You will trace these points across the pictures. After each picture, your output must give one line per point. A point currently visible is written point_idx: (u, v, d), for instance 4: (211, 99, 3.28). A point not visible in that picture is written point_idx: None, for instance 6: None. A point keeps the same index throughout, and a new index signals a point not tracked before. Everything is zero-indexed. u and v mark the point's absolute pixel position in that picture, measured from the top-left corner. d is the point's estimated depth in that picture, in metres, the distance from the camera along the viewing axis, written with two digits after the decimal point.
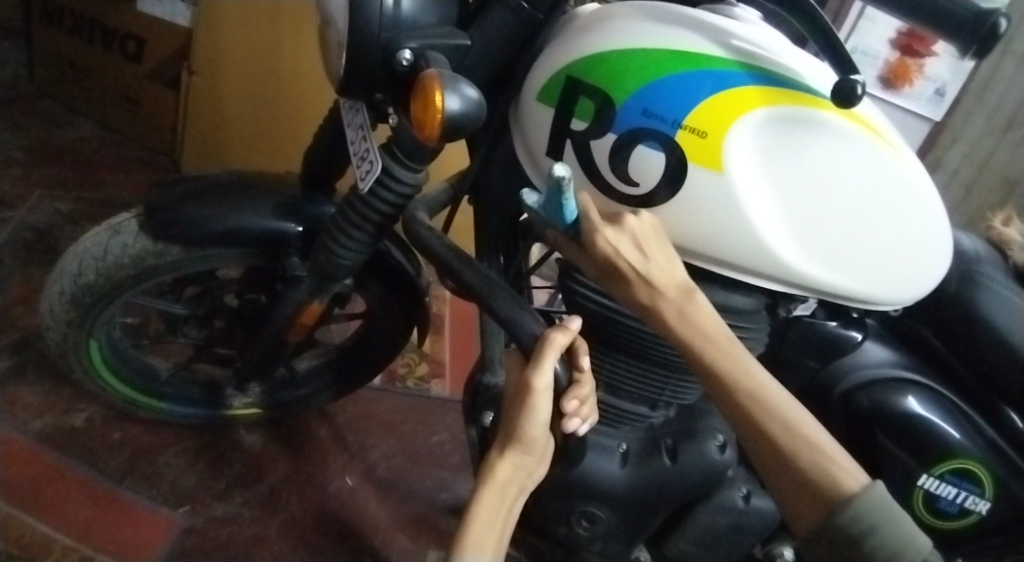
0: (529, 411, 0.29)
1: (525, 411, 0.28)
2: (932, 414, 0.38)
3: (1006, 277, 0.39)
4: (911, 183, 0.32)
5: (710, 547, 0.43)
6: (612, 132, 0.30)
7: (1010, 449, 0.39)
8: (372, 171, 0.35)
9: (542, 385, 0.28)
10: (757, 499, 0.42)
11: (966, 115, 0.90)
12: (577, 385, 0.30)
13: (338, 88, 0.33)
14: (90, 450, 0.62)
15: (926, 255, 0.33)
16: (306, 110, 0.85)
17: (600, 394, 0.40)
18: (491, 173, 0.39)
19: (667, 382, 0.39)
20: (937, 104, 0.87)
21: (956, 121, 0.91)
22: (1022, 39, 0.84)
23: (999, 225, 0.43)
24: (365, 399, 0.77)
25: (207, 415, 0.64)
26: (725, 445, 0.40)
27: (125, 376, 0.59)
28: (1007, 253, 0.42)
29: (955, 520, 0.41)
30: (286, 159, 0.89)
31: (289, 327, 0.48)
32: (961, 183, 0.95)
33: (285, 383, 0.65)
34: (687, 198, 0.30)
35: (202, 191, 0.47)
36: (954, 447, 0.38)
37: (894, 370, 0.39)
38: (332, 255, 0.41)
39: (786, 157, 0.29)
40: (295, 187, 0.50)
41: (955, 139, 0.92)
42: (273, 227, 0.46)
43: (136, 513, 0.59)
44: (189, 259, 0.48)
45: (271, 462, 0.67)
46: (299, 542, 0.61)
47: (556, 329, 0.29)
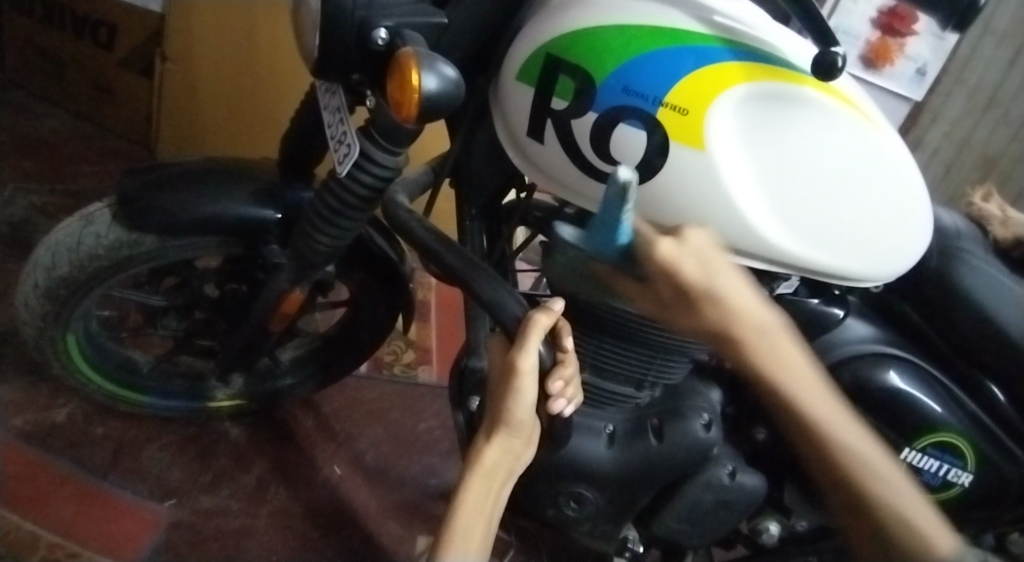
0: (515, 394, 0.28)
1: (511, 394, 0.28)
2: (913, 388, 0.39)
3: (984, 252, 0.39)
4: (894, 159, 0.32)
5: (697, 523, 0.43)
6: (593, 111, 0.30)
7: (989, 421, 0.40)
8: (351, 155, 0.34)
9: (527, 367, 0.28)
10: (743, 476, 0.42)
11: (946, 94, 0.90)
12: (562, 365, 0.30)
13: (313, 70, 0.32)
14: (72, 445, 0.62)
15: (908, 231, 0.33)
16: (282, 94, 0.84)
17: (586, 375, 0.40)
18: (470, 156, 0.38)
19: (652, 363, 0.39)
20: (918, 84, 0.88)
21: (936, 100, 0.91)
22: (1001, 17, 0.85)
23: (979, 200, 0.43)
24: (352, 388, 0.76)
25: (189, 407, 0.63)
26: (710, 423, 0.40)
27: (104, 370, 0.58)
28: (987, 228, 0.42)
29: (938, 492, 0.41)
30: (262, 145, 0.87)
31: (270, 317, 0.47)
32: (941, 162, 0.96)
33: (270, 374, 0.65)
34: (669, 176, 0.29)
35: (178, 179, 0.46)
36: (936, 419, 0.39)
37: (876, 345, 0.39)
38: (313, 241, 0.40)
39: (766, 133, 0.29)
40: (273, 173, 0.49)
41: (935, 117, 0.92)
42: (252, 215, 0.46)
43: (122, 508, 0.58)
44: (166, 249, 0.47)
45: (258, 453, 0.66)
46: (289, 531, 0.61)
47: (539, 310, 0.28)
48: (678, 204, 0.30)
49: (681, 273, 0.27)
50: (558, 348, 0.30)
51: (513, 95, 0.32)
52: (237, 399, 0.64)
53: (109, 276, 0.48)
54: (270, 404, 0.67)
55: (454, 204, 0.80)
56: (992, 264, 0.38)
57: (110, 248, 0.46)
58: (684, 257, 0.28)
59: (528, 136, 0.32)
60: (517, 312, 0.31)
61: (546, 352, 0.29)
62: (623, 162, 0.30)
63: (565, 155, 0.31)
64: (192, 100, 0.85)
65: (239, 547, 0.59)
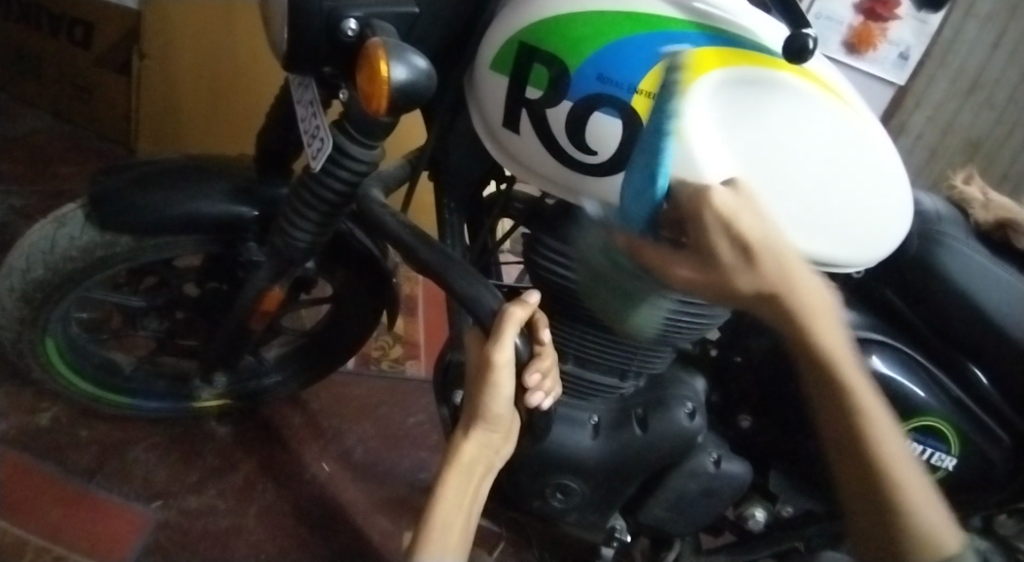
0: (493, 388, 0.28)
1: (488, 388, 0.28)
2: (897, 373, 0.39)
3: (967, 235, 0.39)
4: (873, 143, 0.32)
5: (682, 511, 0.44)
6: (567, 99, 0.29)
7: (971, 404, 0.40)
8: (322, 150, 0.34)
9: (503, 360, 0.27)
10: (727, 463, 0.42)
11: (930, 78, 0.91)
12: (539, 357, 0.29)
13: (284, 62, 0.32)
14: (57, 449, 0.61)
15: (887, 215, 0.33)
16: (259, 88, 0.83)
17: (568, 366, 0.40)
18: (447, 148, 0.38)
19: (636, 353, 0.39)
20: (901, 68, 0.89)
21: (920, 84, 0.91)
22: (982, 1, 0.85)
23: (960, 184, 0.43)
24: (340, 384, 0.76)
25: (175, 408, 0.62)
26: (694, 412, 0.40)
27: (86, 372, 0.57)
28: (967, 211, 0.41)
29: (922, 477, 0.41)
30: (239, 141, 0.86)
31: (251, 315, 0.47)
32: (925, 146, 0.96)
33: (254, 372, 0.64)
34: None
35: (153, 178, 0.45)
36: (918, 404, 0.39)
37: (860, 331, 0.39)
38: (290, 237, 0.39)
39: (742, 119, 0.28)
40: (251, 170, 0.48)
41: (919, 102, 0.92)
42: (230, 212, 0.45)
43: (108, 510, 0.58)
44: (142, 249, 0.46)
45: (245, 452, 0.66)
46: (277, 529, 0.61)
47: (515, 303, 0.28)
48: None
49: (736, 224, 0.23)
50: (535, 341, 0.29)
51: (487, 85, 0.31)
52: (223, 399, 0.64)
53: (86, 277, 0.47)
54: (257, 403, 0.66)
55: (433, 195, 0.79)
56: (974, 247, 0.39)
57: (84, 249, 0.45)
58: (740, 206, 0.24)
59: (504, 127, 0.32)
60: (492, 304, 0.31)
61: (524, 346, 0.29)
62: (600, 152, 0.30)
63: (541, 146, 0.31)
64: (170, 98, 0.84)
65: (227, 546, 0.58)
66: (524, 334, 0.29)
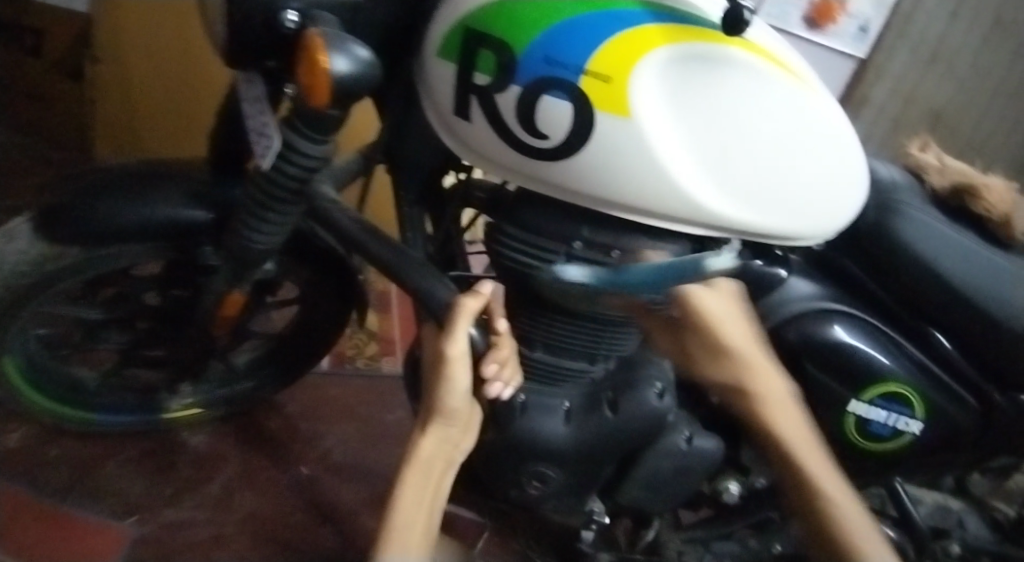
0: (448, 382, 0.28)
1: (443, 381, 0.28)
2: (858, 341, 0.39)
3: (923, 203, 0.40)
4: (823, 113, 0.32)
5: (657, 490, 0.44)
6: (515, 84, 0.29)
7: (936, 368, 0.40)
8: (270, 148, 0.33)
9: (457, 353, 0.27)
10: (699, 440, 0.43)
11: (888, 49, 0.92)
12: (495, 349, 0.29)
13: (226, 58, 0.31)
14: (27, 469, 0.59)
15: (841, 188, 0.33)
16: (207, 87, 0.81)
17: (537, 353, 0.40)
18: (402, 140, 0.37)
19: (603, 334, 0.39)
20: (861, 41, 0.90)
21: (880, 56, 0.92)
22: None
23: (916, 151, 0.44)
24: (315, 385, 0.75)
25: (146, 420, 0.61)
26: (663, 392, 0.41)
27: (49, 389, 0.56)
28: (923, 177, 0.42)
29: (891, 442, 0.41)
30: (191, 143, 0.84)
31: (214, 320, 0.46)
32: (888, 117, 0.97)
33: (225, 379, 0.63)
34: (597, 147, 0.29)
35: (103, 186, 0.44)
36: (882, 371, 0.39)
37: (819, 301, 0.40)
38: (246, 239, 0.38)
39: (689, 96, 0.28)
40: (205, 172, 0.47)
41: (879, 73, 0.93)
42: (184, 217, 0.44)
43: (82, 527, 0.56)
44: (93, 260, 0.45)
45: (221, 461, 0.65)
46: (258, 536, 0.60)
47: (468, 295, 0.28)
48: (609, 175, 0.29)
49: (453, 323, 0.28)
50: (490, 332, 0.29)
51: (436, 73, 0.31)
52: (194, 407, 0.63)
53: (39, 291, 0.46)
54: (231, 410, 0.65)
55: (389, 189, 0.78)
56: (932, 215, 0.39)
57: (34, 262, 0.43)
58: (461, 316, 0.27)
59: (455, 115, 0.31)
60: (447, 297, 0.30)
61: (479, 337, 0.29)
62: (552, 137, 0.29)
63: (493, 133, 0.30)
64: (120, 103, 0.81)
65: (208, 555, 0.57)
66: (479, 325, 0.29)
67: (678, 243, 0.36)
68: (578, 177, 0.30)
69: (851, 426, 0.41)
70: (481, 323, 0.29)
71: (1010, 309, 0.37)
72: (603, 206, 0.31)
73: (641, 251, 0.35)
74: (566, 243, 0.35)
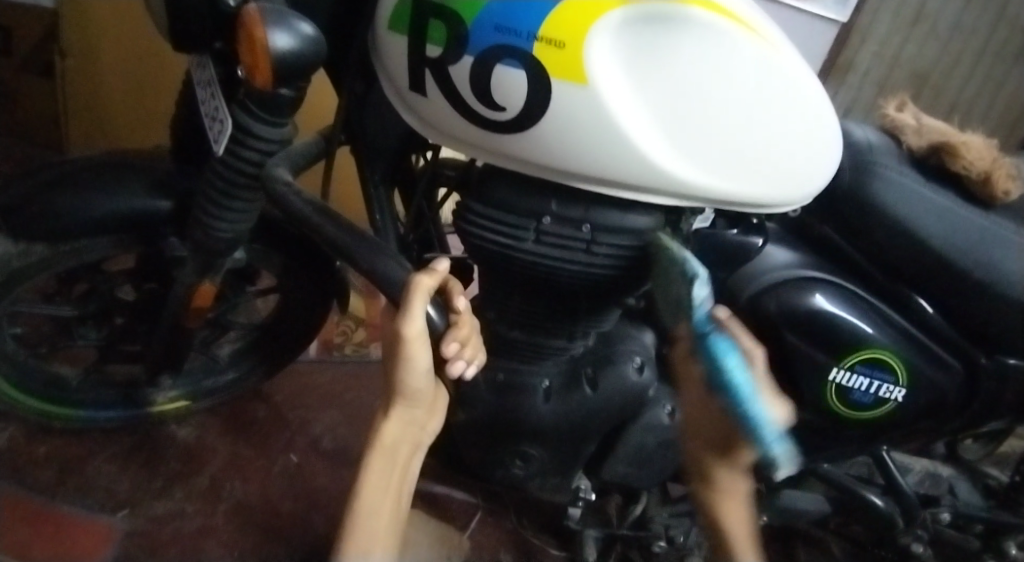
0: (408, 365, 0.28)
1: (403, 362, 0.28)
2: (839, 308, 0.38)
3: (901, 164, 0.39)
4: (792, 74, 0.31)
5: (642, 464, 0.44)
6: (468, 54, 0.28)
7: (919, 334, 0.40)
8: (224, 131, 0.33)
9: (415, 333, 0.27)
10: (681, 413, 0.43)
11: (873, 11, 0.90)
12: (455, 327, 0.28)
13: (173, 39, 0.30)
14: (14, 468, 0.59)
15: (813, 151, 0.32)
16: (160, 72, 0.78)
17: (516, 332, 0.39)
18: (364, 120, 0.37)
19: (579, 311, 0.38)
20: (841, 6, 0.87)
21: (864, 19, 0.91)
22: None
23: (893, 111, 0.43)
24: (302, 374, 0.75)
25: (131, 415, 0.60)
26: (643, 366, 0.41)
27: (30, 388, 0.55)
28: (900, 138, 0.41)
29: (874, 410, 0.41)
30: (152, 132, 0.81)
31: (187, 313, 0.45)
32: (874, 82, 0.95)
33: (208, 371, 0.63)
34: (555, 116, 0.28)
35: (68, 178, 0.43)
36: (865, 338, 0.38)
37: (797, 270, 0.39)
38: (209, 228, 0.37)
39: (649, 61, 0.27)
40: (170, 161, 0.46)
41: (863, 37, 0.92)
42: (148, 207, 0.43)
43: (72, 524, 0.56)
44: (60, 255, 0.44)
45: (210, 452, 0.65)
46: (249, 524, 0.60)
47: (423, 272, 0.27)
48: (570, 145, 0.28)
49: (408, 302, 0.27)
50: (450, 310, 0.28)
51: (390, 48, 0.30)
52: (181, 400, 0.62)
53: (6, 288, 0.45)
54: (218, 402, 0.65)
55: (353, 168, 0.77)
56: (911, 176, 0.38)
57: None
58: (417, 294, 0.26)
59: (411, 90, 0.30)
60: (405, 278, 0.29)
61: (439, 317, 0.28)
62: (509, 108, 0.28)
63: (450, 106, 0.29)
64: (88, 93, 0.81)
65: (199, 546, 0.57)
66: (438, 304, 0.28)
67: (651, 214, 0.34)
68: (538, 149, 0.29)
69: (833, 395, 0.40)
70: (440, 303, 0.29)
71: (995, 273, 0.37)
72: (567, 178, 0.30)
73: (613, 224, 0.33)
74: (536, 218, 0.34)
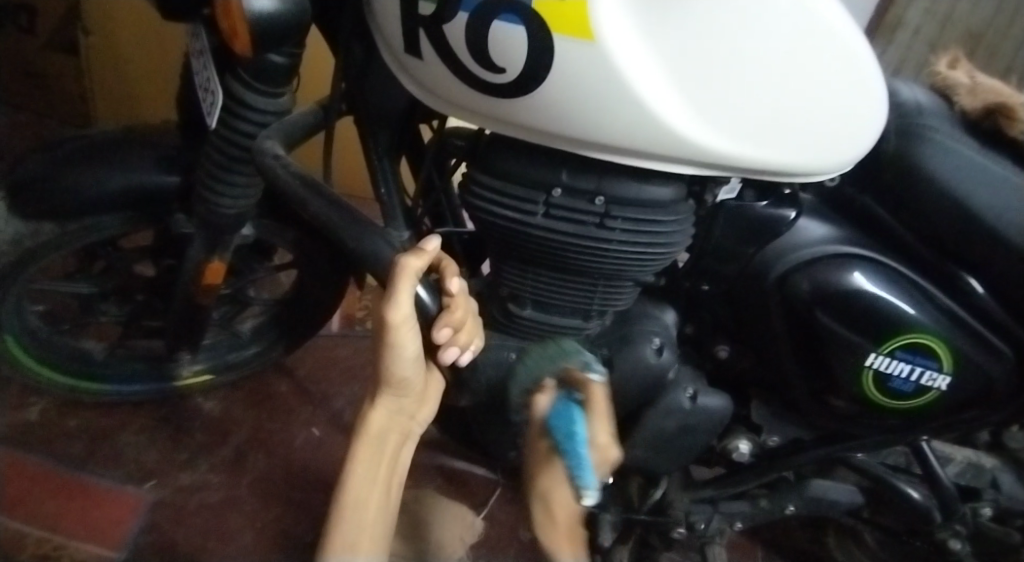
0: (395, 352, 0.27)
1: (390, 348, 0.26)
2: (879, 287, 0.35)
3: (953, 129, 0.35)
4: (836, 24, 0.27)
5: (662, 451, 0.42)
6: (462, 11, 0.25)
7: (968, 317, 0.37)
8: (214, 103, 0.32)
9: (401, 316, 0.25)
10: (705, 397, 0.40)
11: None
12: (448, 311, 0.27)
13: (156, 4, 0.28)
14: (47, 441, 0.60)
15: (855, 113, 0.29)
16: (164, 48, 0.79)
17: (527, 311, 0.37)
18: (364, 87, 0.35)
19: (594, 291, 0.35)
20: None
21: None
22: None
23: (944, 69, 0.39)
24: (323, 348, 0.75)
25: (157, 389, 0.61)
26: (662, 347, 0.38)
27: (57, 363, 0.56)
28: (953, 98, 0.37)
29: (913, 399, 0.38)
30: (161, 106, 0.84)
31: (197, 291, 0.44)
32: (925, 41, 0.89)
33: (230, 345, 0.63)
34: (559, 78, 0.25)
35: (76, 156, 0.43)
36: (906, 320, 0.35)
37: (833, 246, 0.36)
38: (211, 205, 0.36)
39: (665, 14, 0.24)
40: (178, 136, 0.45)
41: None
42: (155, 184, 0.42)
43: (101, 495, 0.57)
44: (69, 234, 0.44)
45: (234, 425, 0.65)
46: (271, 497, 0.60)
47: (411, 253, 0.26)
48: (577, 110, 0.26)
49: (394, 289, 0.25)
50: (443, 293, 0.27)
51: (384, 7, 0.28)
52: (205, 374, 0.62)
53: (25, 266, 0.46)
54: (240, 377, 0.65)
55: (356, 140, 0.77)
56: (964, 142, 0.35)
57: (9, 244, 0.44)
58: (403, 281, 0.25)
59: (407, 53, 0.29)
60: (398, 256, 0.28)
61: (431, 300, 0.27)
62: (509, 70, 0.26)
63: (448, 68, 0.27)
64: (100, 69, 0.82)
65: (223, 516, 0.58)
66: (430, 286, 0.27)
67: (671, 185, 0.32)
68: (543, 114, 0.27)
69: (869, 382, 0.37)
70: (433, 285, 0.28)
71: None
72: (577, 145, 0.28)
73: (628, 196, 0.31)
74: (546, 190, 0.32)
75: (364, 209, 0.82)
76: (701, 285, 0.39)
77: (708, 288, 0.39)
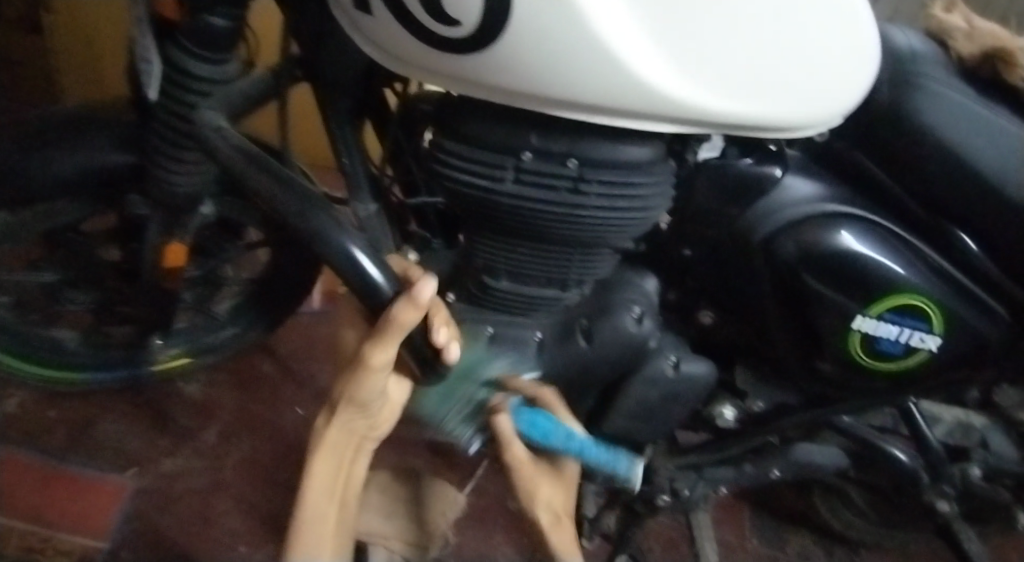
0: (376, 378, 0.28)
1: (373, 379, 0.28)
2: (867, 247, 0.34)
3: (947, 76, 0.33)
4: None
5: (647, 420, 0.41)
6: None
7: (956, 273, 0.36)
8: (152, 74, 0.30)
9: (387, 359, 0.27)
10: (688, 365, 0.40)
11: None
12: (435, 321, 0.29)
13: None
14: (27, 433, 0.59)
15: (836, 63, 0.28)
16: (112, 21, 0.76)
17: (502, 282, 0.35)
18: (321, 49, 0.32)
19: (571, 260, 0.34)
20: None
21: None
22: None
23: (938, 13, 0.37)
24: (305, 326, 0.73)
25: (133, 375, 0.59)
26: (643, 317, 0.37)
27: (28, 355, 0.54)
28: (948, 44, 0.35)
29: (902, 361, 0.37)
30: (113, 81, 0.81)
31: (161, 275, 0.42)
32: None
33: (208, 327, 0.61)
34: (521, 30, 0.23)
35: (23, 139, 0.41)
36: (895, 280, 0.34)
37: (819, 205, 0.34)
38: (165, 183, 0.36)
39: None
40: (132, 111, 0.42)
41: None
42: (111, 163, 0.40)
43: (85, 484, 0.56)
44: (24, 220, 0.43)
45: (218, 408, 0.64)
46: (258, 478, 0.60)
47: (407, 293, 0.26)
48: (542, 65, 0.24)
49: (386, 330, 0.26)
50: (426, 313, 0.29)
51: None
52: (182, 357, 0.61)
53: None
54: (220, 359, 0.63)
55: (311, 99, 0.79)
56: (957, 90, 0.33)
57: None
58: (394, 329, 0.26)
59: (358, 9, 0.26)
60: (354, 250, 0.26)
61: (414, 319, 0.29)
62: (464, 23, 0.24)
63: (401, 25, 0.25)
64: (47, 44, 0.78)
65: (209, 499, 0.57)
66: (389, 272, 0.27)
67: (648, 145, 0.30)
68: (506, 72, 0.25)
69: (856, 345, 0.36)
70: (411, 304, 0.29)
71: None
72: (546, 106, 0.26)
73: (604, 158, 0.29)
74: (515, 154, 0.29)
75: (319, 178, 0.84)
76: (684, 250, 0.37)
77: (692, 253, 0.37)
